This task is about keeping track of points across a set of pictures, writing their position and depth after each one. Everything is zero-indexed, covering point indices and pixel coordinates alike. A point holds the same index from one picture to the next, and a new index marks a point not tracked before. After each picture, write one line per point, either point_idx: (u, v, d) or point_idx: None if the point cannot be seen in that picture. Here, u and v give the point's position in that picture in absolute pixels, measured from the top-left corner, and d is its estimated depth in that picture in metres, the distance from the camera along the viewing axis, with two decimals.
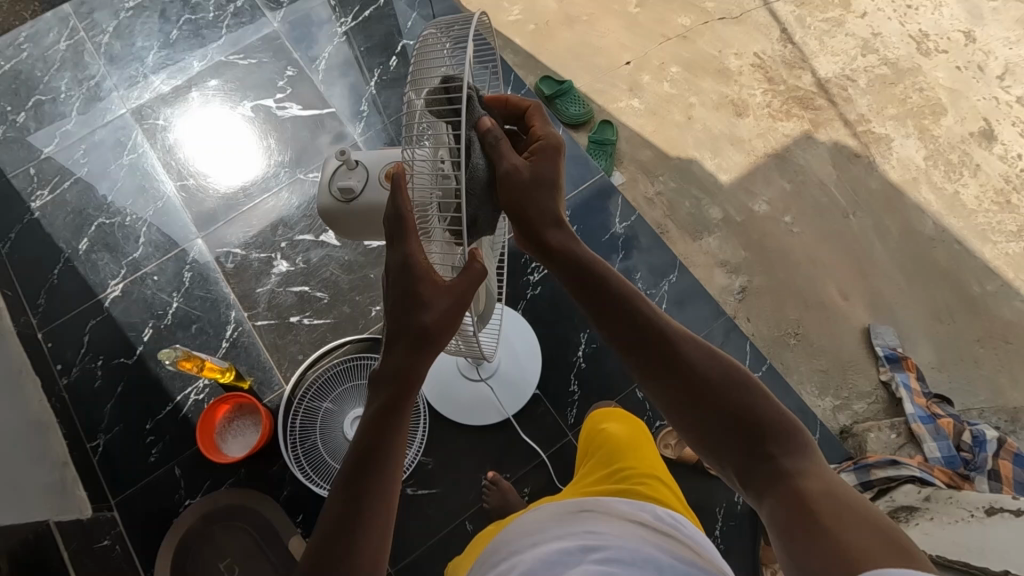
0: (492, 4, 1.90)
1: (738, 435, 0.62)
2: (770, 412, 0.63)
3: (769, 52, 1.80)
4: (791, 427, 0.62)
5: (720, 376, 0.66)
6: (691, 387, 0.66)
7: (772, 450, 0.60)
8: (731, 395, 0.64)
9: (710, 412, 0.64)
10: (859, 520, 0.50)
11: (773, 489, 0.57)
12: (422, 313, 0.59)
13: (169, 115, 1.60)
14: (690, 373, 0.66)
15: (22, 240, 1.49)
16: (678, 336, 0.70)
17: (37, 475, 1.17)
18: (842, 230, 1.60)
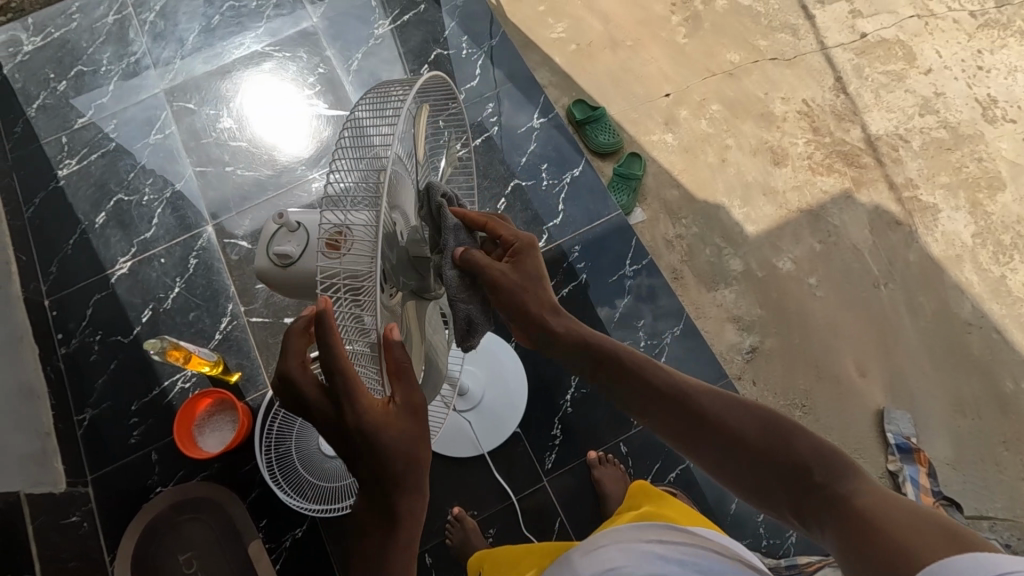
0: (536, 17, 1.84)
1: (779, 471, 0.65)
2: (802, 441, 0.65)
3: (819, 100, 1.72)
4: (829, 446, 0.64)
5: (749, 421, 0.68)
6: (722, 436, 0.68)
7: (819, 476, 0.62)
8: (759, 436, 0.66)
9: (745, 463, 0.67)
10: (911, 518, 0.53)
11: (827, 515, 0.59)
12: (391, 446, 0.54)
13: (199, 99, 1.62)
14: (719, 428, 0.68)
15: (45, 206, 1.53)
16: (695, 390, 0.72)
17: (20, 444, 1.19)
18: (871, 300, 1.51)
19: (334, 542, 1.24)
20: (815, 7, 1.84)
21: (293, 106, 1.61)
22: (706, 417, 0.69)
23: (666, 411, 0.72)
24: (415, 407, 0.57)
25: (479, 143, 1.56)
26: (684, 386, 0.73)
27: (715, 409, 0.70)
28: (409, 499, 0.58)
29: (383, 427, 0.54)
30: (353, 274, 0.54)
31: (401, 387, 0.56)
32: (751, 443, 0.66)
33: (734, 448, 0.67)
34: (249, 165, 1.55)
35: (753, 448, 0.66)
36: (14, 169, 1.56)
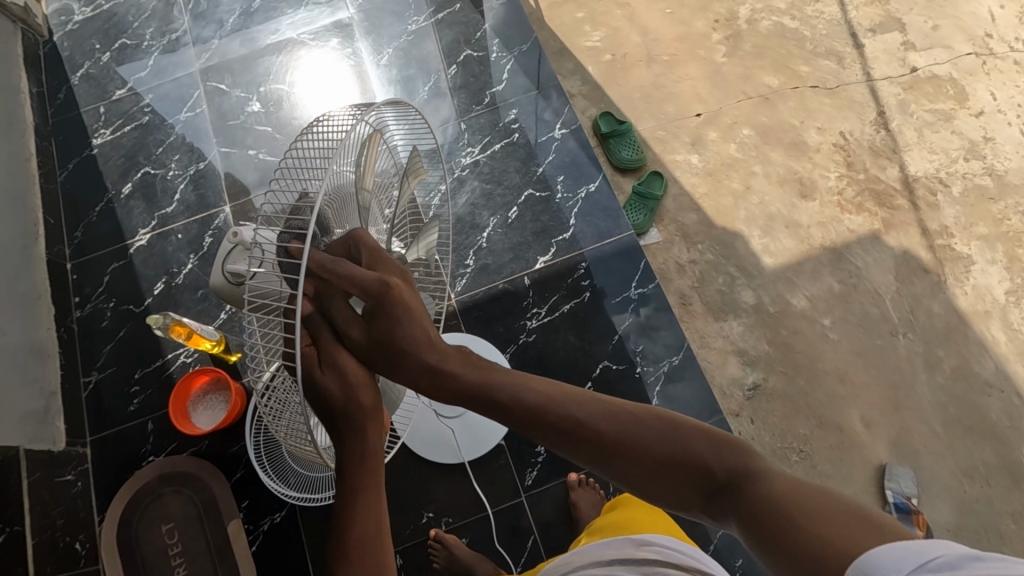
0: (572, 24, 1.81)
1: (684, 472, 0.60)
2: (702, 439, 0.61)
3: (857, 134, 1.66)
4: (727, 437, 0.61)
5: (652, 429, 0.62)
6: (627, 454, 0.62)
7: (725, 476, 0.58)
8: (659, 441, 0.62)
9: (651, 474, 0.62)
10: (827, 509, 0.48)
11: (736, 507, 0.56)
12: (326, 400, 0.64)
13: (233, 81, 1.65)
14: (622, 444, 0.62)
15: (76, 172, 1.59)
16: (593, 409, 0.65)
17: (24, 400, 1.25)
18: (886, 350, 1.45)
19: (309, 532, 1.26)
20: (865, 35, 1.76)
21: (320, 95, 1.62)
22: (609, 435, 0.63)
23: (561, 434, 0.65)
24: (347, 369, 0.64)
25: (498, 149, 1.55)
26: (582, 404, 0.65)
27: (619, 427, 0.63)
28: (355, 444, 0.66)
29: (313, 373, 0.63)
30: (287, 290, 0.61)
31: (333, 347, 0.65)
32: (653, 453, 0.61)
33: (639, 464, 0.62)
34: (271, 150, 1.58)
35: (656, 459, 0.61)
36: (53, 133, 1.62)
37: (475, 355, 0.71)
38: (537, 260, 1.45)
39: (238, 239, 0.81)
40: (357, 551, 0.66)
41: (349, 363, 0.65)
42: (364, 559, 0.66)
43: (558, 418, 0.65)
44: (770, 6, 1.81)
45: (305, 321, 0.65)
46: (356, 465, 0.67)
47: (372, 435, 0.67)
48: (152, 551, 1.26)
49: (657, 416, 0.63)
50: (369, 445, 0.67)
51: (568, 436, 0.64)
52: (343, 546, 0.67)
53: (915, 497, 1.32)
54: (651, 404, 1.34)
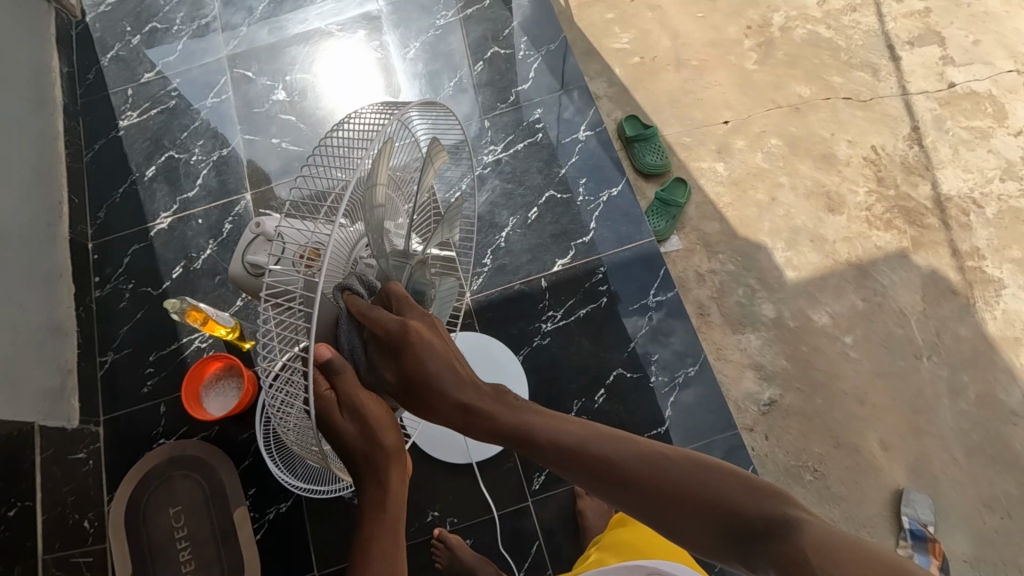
0: (602, 25, 1.79)
1: (716, 518, 0.58)
2: (737, 486, 0.59)
3: (889, 148, 1.61)
4: (762, 483, 0.59)
5: (680, 471, 0.62)
6: (653, 498, 0.62)
7: (760, 523, 0.56)
8: (689, 485, 0.60)
9: (681, 520, 0.60)
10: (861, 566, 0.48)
11: (771, 557, 0.54)
12: (344, 441, 0.65)
13: (260, 69, 1.66)
14: (648, 485, 0.62)
15: (102, 153, 1.60)
16: (624, 454, 0.65)
17: (41, 377, 1.27)
18: (908, 372, 1.41)
19: (314, 524, 1.26)
20: (902, 48, 1.72)
21: (345, 86, 1.62)
22: (637, 479, 0.63)
23: (586, 473, 0.65)
24: (370, 415, 0.65)
25: (521, 148, 1.54)
26: (614, 449, 0.65)
27: (642, 468, 0.63)
28: (374, 488, 0.69)
29: (333, 417, 0.64)
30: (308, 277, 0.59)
31: (350, 390, 0.64)
32: (682, 498, 0.60)
33: (665, 507, 0.61)
34: (294, 140, 1.58)
35: (683, 504, 0.60)
36: (81, 113, 1.64)
37: (510, 393, 0.71)
38: (554, 262, 1.43)
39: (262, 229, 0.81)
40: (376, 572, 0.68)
41: (369, 403, 0.65)
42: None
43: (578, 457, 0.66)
44: (806, 14, 1.77)
45: (323, 366, 0.62)
46: (378, 505, 0.70)
47: (393, 476, 0.69)
48: (159, 534, 1.27)
49: (691, 462, 0.62)
50: (390, 490, 0.69)
51: (589, 473, 0.65)
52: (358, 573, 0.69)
53: (932, 524, 1.28)
54: (664, 415, 1.32)
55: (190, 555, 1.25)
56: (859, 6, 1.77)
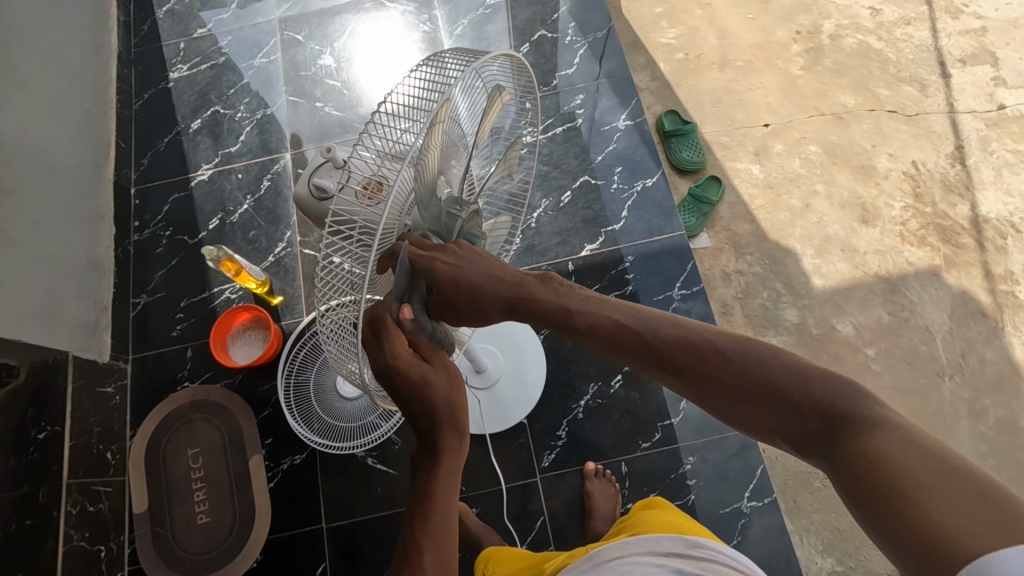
0: (650, 19, 1.79)
1: (768, 406, 0.55)
2: (798, 370, 0.55)
3: (930, 165, 1.60)
4: (823, 370, 0.55)
5: (732, 358, 0.58)
6: (705, 374, 0.59)
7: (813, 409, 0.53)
8: (742, 368, 0.56)
9: (729, 403, 0.58)
10: (930, 470, 0.43)
11: (829, 454, 0.50)
12: (430, 399, 0.61)
13: (309, 33, 1.68)
14: (700, 364, 0.59)
15: (151, 103, 1.64)
16: (681, 334, 0.62)
17: (79, 310, 1.31)
18: (928, 390, 1.40)
19: (326, 479, 1.29)
20: (953, 66, 1.69)
21: (391, 57, 1.64)
22: (691, 358, 0.60)
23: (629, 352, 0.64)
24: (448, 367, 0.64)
25: (559, 132, 1.55)
26: (671, 329, 0.62)
27: (697, 350, 0.60)
28: (453, 439, 0.65)
29: (427, 378, 0.61)
30: (371, 221, 0.59)
31: (432, 352, 0.64)
32: (734, 385, 0.57)
33: (710, 391, 0.59)
34: (337, 105, 1.60)
35: (737, 388, 0.57)
36: (134, 63, 1.68)
37: (556, 279, 0.70)
38: (583, 247, 1.44)
39: (330, 155, 0.83)
40: (435, 525, 0.64)
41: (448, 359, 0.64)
42: (441, 546, 0.64)
43: (622, 336, 0.64)
44: (858, 24, 1.75)
45: (405, 327, 0.62)
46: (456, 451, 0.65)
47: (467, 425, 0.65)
48: (176, 473, 1.31)
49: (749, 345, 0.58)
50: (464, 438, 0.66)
51: (637, 352, 0.63)
52: (423, 522, 0.64)
53: None
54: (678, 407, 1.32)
55: (205, 496, 1.29)
56: (913, 20, 1.75)
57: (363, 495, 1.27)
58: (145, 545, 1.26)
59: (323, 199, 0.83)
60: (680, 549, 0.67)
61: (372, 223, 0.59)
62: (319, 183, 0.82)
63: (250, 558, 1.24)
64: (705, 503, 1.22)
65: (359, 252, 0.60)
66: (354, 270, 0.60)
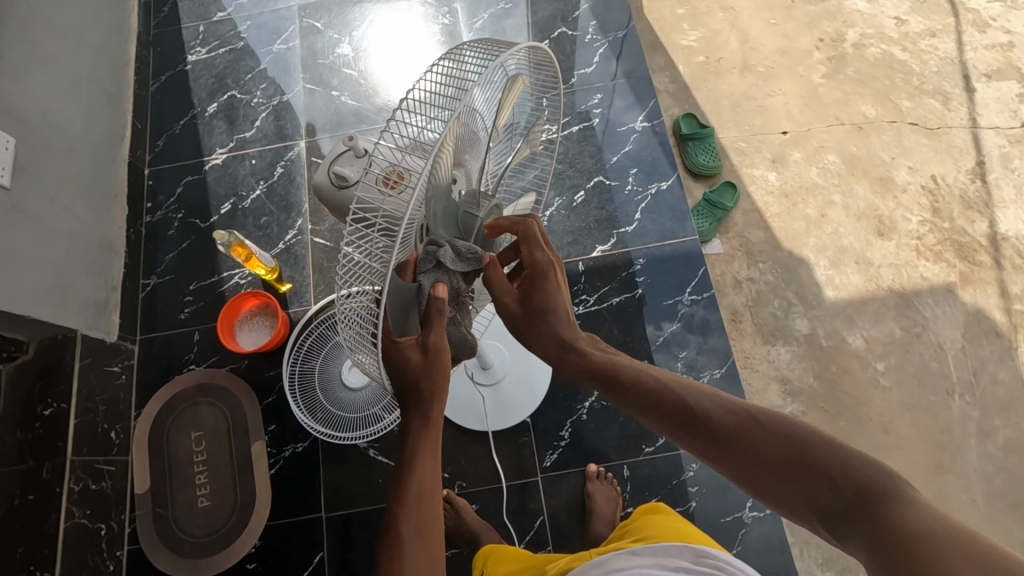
0: (672, 20, 1.77)
1: (799, 476, 0.54)
2: (830, 448, 0.54)
3: (950, 180, 1.57)
4: (858, 450, 0.53)
5: (765, 435, 0.57)
6: (742, 447, 0.58)
7: (846, 486, 0.51)
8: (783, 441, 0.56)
9: (763, 481, 0.57)
10: (955, 546, 0.40)
11: (858, 533, 0.48)
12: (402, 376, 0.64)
13: (329, 21, 1.68)
14: (732, 436, 0.59)
15: (168, 85, 1.64)
16: (719, 404, 0.62)
17: (89, 289, 1.32)
18: (938, 407, 1.38)
19: (328, 468, 1.29)
20: (978, 80, 1.67)
21: (409, 48, 1.63)
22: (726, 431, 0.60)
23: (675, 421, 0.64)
24: (439, 352, 0.64)
25: (575, 131, 1.53)
26: (710, 403, 0.63)
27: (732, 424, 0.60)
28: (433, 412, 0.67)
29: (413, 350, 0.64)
30: (393, 214, 0.59)
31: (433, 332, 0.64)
32: (766, 453, 0.57)
33: (742, 455, 0.58)
34: (354, 95, 1.59)
35: (769, 463, 0.56)
36: (152, 44, 1.68)
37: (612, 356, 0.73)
38: (594, 248, 1.43)
39: (350, 145, 0.82)
40: (412, 500, 0.65)
41: (440, 341, 0.64)
42: (412, 522, 0.64)
43: (667, 403, 0.66)
44: (882, 33, 1.73)
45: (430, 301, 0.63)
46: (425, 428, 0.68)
47: (436, 406, 0.67)
48: (179, 455, 1.31)
49: (782, 421, 0.58)
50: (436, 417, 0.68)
51: (677, 420, 0.64)
52: (402, 494, 0.66)
53: None
54: None
55: (206, 480, 1.29)
56: (939, 31, 1.72)
57: (363, 486, 1.27)
58: (145, 525, 1.27)
59: (341, 188, 0.82)
60: (687, 561, 0.68)
61: (395, 215, 0.58)
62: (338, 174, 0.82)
63: (249, 544, 1.25)
64: (706, 511, 1.21)
65: (382, 244, 0.59)
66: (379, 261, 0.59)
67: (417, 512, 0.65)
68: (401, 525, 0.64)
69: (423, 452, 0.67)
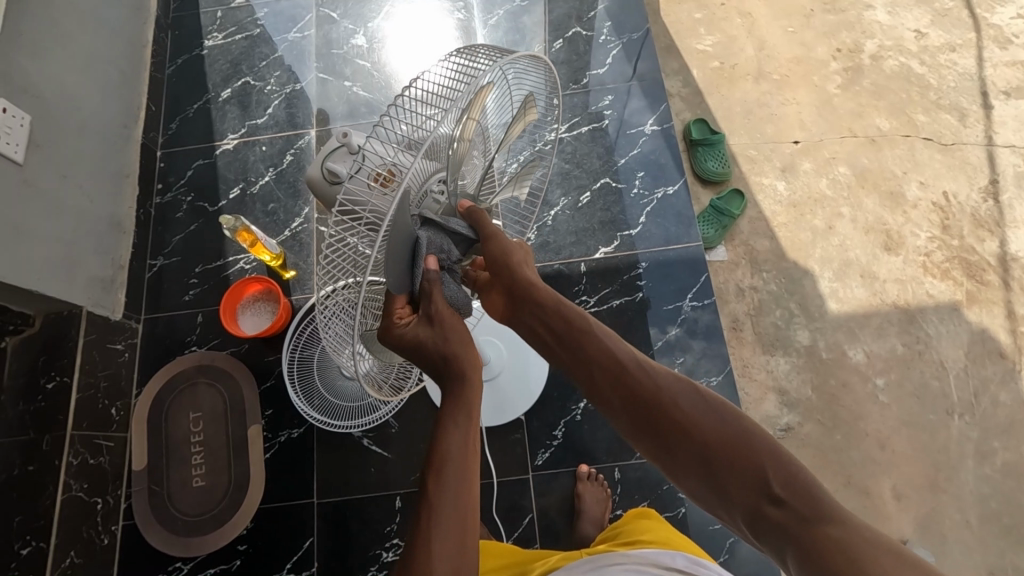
0: (688, 25, 1.76)
1: (737, 474, 0.56)
2: (767, 449, 0.56)
3: (962, 197, 1.56)
4: (788, 454, 0.56)
5: (711, 428, 0.59)
6: (688, 440, 0.59)
7: (778, 487, 0.54)
8: (731, 438, 0.57)
9: (697, 470, 0.58)
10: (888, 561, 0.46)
11: (786, 538, 0.52)
12: (424, 351, 0.64)
13: (345, 12, 1.68)
14: (675, 420, 0.60)
15: (184, 68, 1.66)
16: (667, 382, 0.63)
17: (97, 265, 1.34)
18: (936, 426, 1.37)
19: (322, 455, 1.30)
20: (996, 97, 1.65)
21: (423, 41, 1.63)
22: (674, 413, 0.61)
23: (620, 393, 0.65)
24: (444, 319, 0.65)
25: (585, 132, 1.53)
26: (655, 380, 0.64)
27: (677, 410, 0.61)
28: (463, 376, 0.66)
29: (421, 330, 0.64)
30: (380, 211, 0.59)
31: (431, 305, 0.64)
32: (711, 446, 0.58)
33: (689, 446, 0.59)
34: (366, 86, 1.60)
35: (709, 455, 0.58)
36: (171, 27, 1.70)
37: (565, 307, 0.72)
38: (597, 249, 1.43)
39: (344, 140, 0.83)
40: (451, 461, 0.62)
41: (443, 308, 0.65)
42: (448, 484, 0.61)
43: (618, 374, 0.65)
44: (901, 46, 1.71)
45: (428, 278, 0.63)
46: (459, 395, 0.66)
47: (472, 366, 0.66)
48: (177, 435, 1.33)
49: (724, 410, 0.60)
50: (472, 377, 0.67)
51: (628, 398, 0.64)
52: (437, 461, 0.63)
53: None
54: None
55: (202, 460, 1.31)
56: (959, 46, 1.70)
57: (356, 475, 1.28)
58: (140, 502, 1.29)
59: (335, 183, 0.83)
60: (681, 564, 0.69)
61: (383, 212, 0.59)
62: (332, 170, 0.82)
63: (240, 526, 1.26)
64: (695, 518, 1.21)
65: (367, 236, 0.59)
66: (363, 251, 0.60)
67: (456, 476, 0.62)
68: (436, 486, 0.61)
69: (455, 416, 0.65)
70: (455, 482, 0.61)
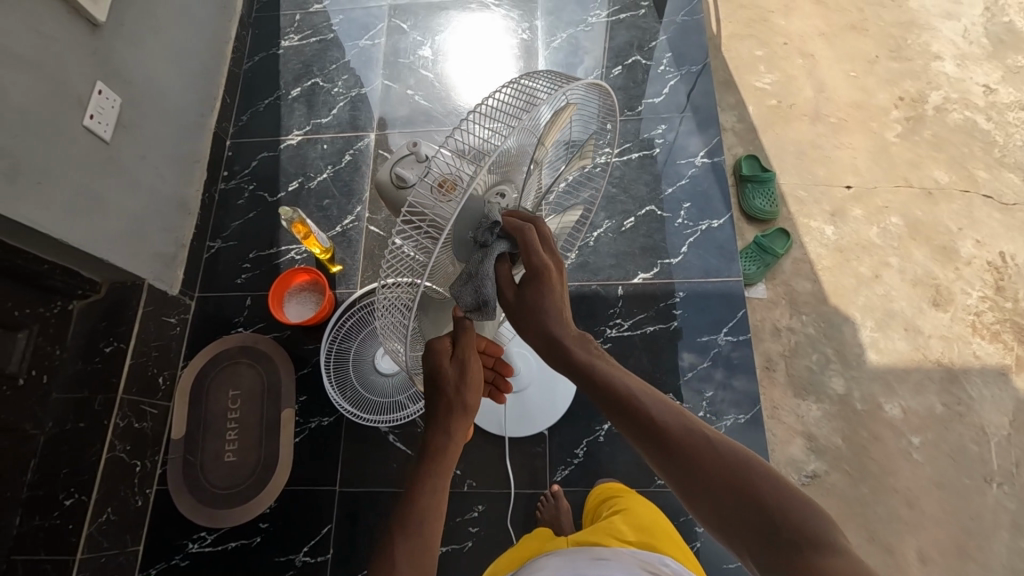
0: (748, 61, 1.77)
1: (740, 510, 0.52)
2: (791, 499, 0.51)
3: (1018, 259, 1.51)
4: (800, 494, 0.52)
5: (725, 464, 0.54)
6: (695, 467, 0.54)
7: (788, 531, 0.49)
8: (736, 470, 0.53)
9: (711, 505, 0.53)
10: None
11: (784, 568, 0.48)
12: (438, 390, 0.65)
13: (415, 24, 1.75)
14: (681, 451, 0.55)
15: (260, 65, 1.76)
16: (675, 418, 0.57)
17: (160, 242, 1.42)
18: (971, 492, 1.33)
19: (348, 446, 1.35)
20: None
21: (485, 56, 1.69)
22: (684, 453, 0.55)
23: (636, 426, 0.58)
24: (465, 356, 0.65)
25: (635, 158, 1.55)
26: (677, 419, 0.57)
27: (712, 466, 0.53)
28: (445, 435, 0.66)
29: (440, 360, 0.65)
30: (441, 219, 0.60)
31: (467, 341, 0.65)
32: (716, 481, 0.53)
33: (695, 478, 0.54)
34: (427, 95, 1.66)
35: (725, 497, 0.52)
36: (252, 26, 1.81)
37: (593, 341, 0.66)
38: (636, 274, 1.44)
39: (414, 149, 0.86)
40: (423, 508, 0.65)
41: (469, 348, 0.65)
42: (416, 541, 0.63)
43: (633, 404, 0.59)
44: (967, 100, 1.68)
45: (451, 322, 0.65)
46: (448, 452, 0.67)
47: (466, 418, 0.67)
48: (215, 409, 1.40)
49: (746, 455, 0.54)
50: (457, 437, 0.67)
51: (630, 424, 0.58)
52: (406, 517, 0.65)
53: None
54: None
55: (236, 436, 1.37)
56: None
57: (377, 468, 1.32)
58: (175, 470, 1.36)
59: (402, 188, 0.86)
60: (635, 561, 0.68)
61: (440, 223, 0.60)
62: (401, 174, 0.84)
63: (263, 505, 1.31)
64: (709, 554, 1.20)
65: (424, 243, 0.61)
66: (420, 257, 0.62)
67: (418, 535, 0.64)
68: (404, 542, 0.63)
69: (437, 475, 0.66)
70: (418, 536, 0.64)
